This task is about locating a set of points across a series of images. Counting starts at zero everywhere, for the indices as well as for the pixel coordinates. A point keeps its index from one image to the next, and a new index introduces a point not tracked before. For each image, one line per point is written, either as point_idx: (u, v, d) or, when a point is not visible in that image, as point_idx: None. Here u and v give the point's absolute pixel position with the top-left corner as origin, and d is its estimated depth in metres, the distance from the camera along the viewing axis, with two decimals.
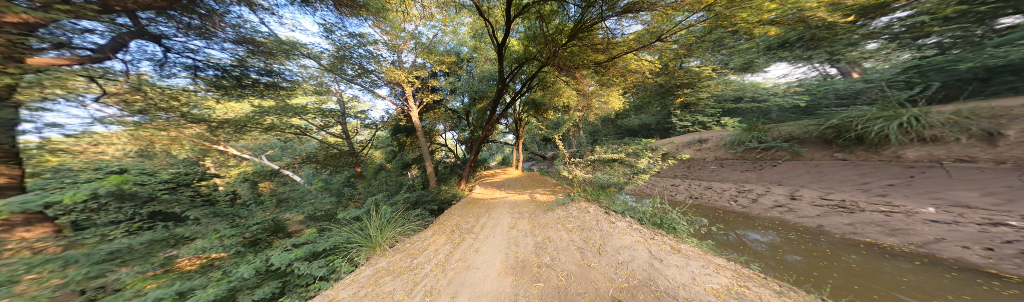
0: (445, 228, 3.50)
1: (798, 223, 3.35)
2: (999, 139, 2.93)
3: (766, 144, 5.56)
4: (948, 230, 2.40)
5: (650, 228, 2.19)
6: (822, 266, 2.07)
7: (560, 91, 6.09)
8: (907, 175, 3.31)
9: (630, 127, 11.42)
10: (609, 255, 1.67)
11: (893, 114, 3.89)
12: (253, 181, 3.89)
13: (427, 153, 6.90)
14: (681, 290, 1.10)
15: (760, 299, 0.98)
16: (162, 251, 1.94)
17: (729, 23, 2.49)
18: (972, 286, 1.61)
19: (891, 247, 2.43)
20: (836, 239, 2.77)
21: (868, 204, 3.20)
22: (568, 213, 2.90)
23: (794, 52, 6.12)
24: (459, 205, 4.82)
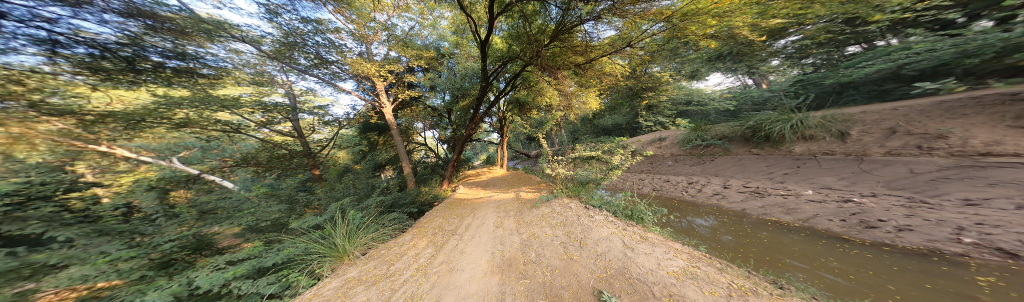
0: (426, 230, 3.38)
1: (729, 208, 4.18)
2: (847, 137, 4.24)
3: (706, 142, 6.63)
4: (819, 207, 3.31)
5: (622, 219, 2.50)
6: (744, 242, 2.67)
7: (542, 91, 6.23)
8: (796, 166, 4.44)
9: (604, 126, 12.39)
10: (589, 248, 1.86)
11: (787, 117, 5.11)
12: (171, 191, 3.18)
13: (402, 152, 6.39)
14: (650, 276, 1.32)
15: (707, 277, 1.25)
16: (11, 287, 1.32)
17: (682, 34, 2.84)
18: (835, 249, 2.34)
19: (787, 223, 3.23)
20: (754, 219, 3.56)
21: (772, 189, 4.18)
22: (552, 209, 3.09)
23: (726, 64, 7.44)
24: (442, 207, 4.68)
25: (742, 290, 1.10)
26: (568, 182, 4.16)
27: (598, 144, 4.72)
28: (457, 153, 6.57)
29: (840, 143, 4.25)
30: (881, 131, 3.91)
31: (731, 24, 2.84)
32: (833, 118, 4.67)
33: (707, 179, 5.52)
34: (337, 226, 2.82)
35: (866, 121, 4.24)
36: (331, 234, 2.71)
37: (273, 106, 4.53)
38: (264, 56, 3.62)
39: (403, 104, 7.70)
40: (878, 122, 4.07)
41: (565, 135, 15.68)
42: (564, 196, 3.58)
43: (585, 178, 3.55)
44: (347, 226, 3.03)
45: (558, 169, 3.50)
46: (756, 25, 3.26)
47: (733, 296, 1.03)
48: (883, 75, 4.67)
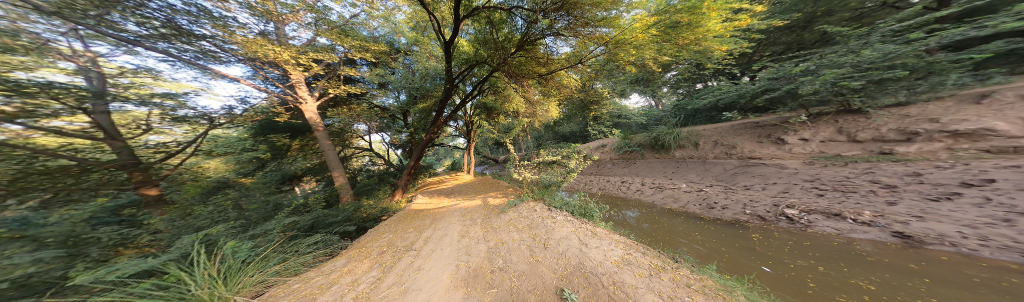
0: (369, 250, 2.82)
1: (645, 200, 5.70)
2: (697, 146, 6.87)
3: (630, 148, 8.52)
4: (689, 195, 5.05)
5: (577, 217, 2.95)
6: (655, 227, 3.74)
7: (509, 99, 6.32)
8: (678, 166, 6.62)
9: (563, 133, 13.93)
10: (552, 248, 2.11)
11: (672, 130, 7.45)
12: None
13: (330, 160, 4.92)
14: (599, 267, 1.67)
15: (636, 262, 1.70)
16: None
17: (617, 58, 3.56)
18: (699, 226, 3.67)
19: (675, 209, 4.77)
20: (658, 208, 5.02)
21: (666, 184, 5.98)
22: (518, 214, 3.24)
23: (641, 87, 9.95)
24: (393, 220, 4.02)
25: (657, 268, 1.61)
26: (534, 186, 4.49)
27: (560, 149, 5.29)
28: (415, 159, 5.91)
29: (696, 151, 6.76)
30: (711, 144, 6.67)
31: (645, 56, 3.80)
32: (692, 132, 7.22)
33: (632, 178, 7.26)
34: (203, 264, 1.68)
35: (707, 137, 6.87)
36: (184, 280, 1.53)
37: (54, 90, 1.53)
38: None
39: (337, 101, 6.10)
40: (710, 138, 6.83)
41: (530, 140, 16.68)
42: (530, 200, 3.85)
43: (548, 182, 3.96)
44: (228, 261, 1.94)
45: (524, 173, 3.76)
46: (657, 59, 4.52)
47: (651, 276, 1.51)
48: (712, 104, 7.50)
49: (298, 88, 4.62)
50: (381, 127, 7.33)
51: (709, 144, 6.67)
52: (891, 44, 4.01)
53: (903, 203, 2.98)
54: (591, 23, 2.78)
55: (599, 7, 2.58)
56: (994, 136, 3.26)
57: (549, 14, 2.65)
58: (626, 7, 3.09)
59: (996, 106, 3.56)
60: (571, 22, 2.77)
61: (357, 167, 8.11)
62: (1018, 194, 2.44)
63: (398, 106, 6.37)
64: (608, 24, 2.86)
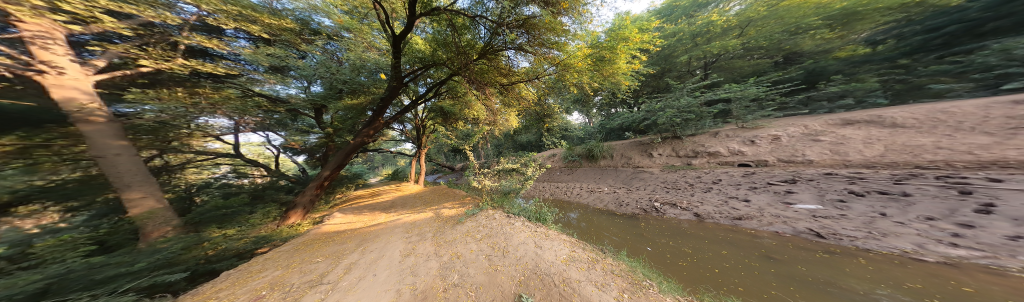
0: (234, 297, 1.81)
1: (579, 201, 7.19)
2: (611, 158, 9.23)
3: (572, 158, 10.25)
4: (606, 195, 6.87)
5: (532, 220, 3.31)
6: (586, 224, 4.77)
7: (470, 104, 6.46)
8: (602, 174, 8.77)
9: (522, 142, 15.52)
10: (510, 254, 2.21)
11: (596, 144, 9.75)
12: None
13: (137, 173, 2.67)
14: (552, 267, 1.91)
15: (577, 258, 2.11)
16: None
17: (568, 79, 4.31)
18: (613, 220, 5.03)
19: (599, 207, 6.31)
20: (588, 208, 6.46)
21: (593, 187, 7.77)
22: (477, 223, 3.23)
23: (578, 106, 12.73)
24: (292, 254, 2.88)
25: (593, 262, 2.08)
26: (494, 194, 4.67)
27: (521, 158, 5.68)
28: (333, 170, 5.68)
29: (611, 160, 9.17)
30: (619, 155, 9.15)
31: (584, 83, 4.82)
32: (608, 146, 9.68)
33: (575, 184, 8.75)
34: None
35: (617, 150, 9.31)
36: None
37: None
38: None
39: (153, 78, 3.44)
40: (619, 150, 9.32)
41: (489, 148, 17.02)
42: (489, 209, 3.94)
43: (507, 190, 4.25)
44: None
45: (484, 181, 3.94)
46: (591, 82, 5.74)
47: (589, 268, 1.91)
48: (618, 126, 10.47)
49: (32, 46, 2.14)
50: (262, 122, 4.96)
51: (617, 156, 9.12)
52: (688, 99, 7.37)
53: (696, 194, 5.54)
54: (547, 45, 3.44)
55: (554, 34, 3.27)
56: (719, 155, 6.76)
57: (511, 29, 3.18)
58: (572, 38, 3.73)
59: (721, 139, 7.20)
60: (532, 41, 3.38)
61: (197, 183, 4.15)
62: (728, 187, 5.43)
63: (309, 98, 5.16)
64: (557, 49, 3.55)
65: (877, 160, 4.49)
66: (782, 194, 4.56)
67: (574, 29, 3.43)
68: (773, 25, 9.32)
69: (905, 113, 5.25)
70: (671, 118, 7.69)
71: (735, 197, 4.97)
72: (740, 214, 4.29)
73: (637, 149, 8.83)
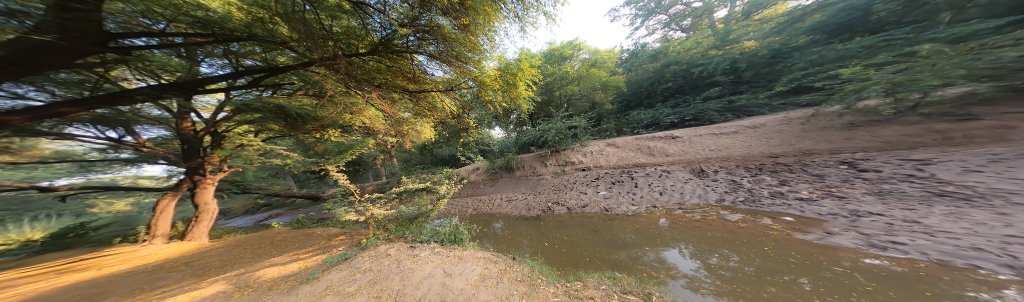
0: None
1: (496, 213, 7.90)
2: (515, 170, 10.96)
3: (494, 170, 11.33)
4: (514, 203, 8.17)
5: (447, 245, 2.95)
6: (505, 235, 5.47)
7: (364, 111, 5.47)
8: (513, 186, 10.24)
9: (443, 155, 14.43)
10: (406, 297, 1.69)
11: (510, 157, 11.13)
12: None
13: None
14: (460, 296, 1.68)
15: (488, 278, 2.02)
16: None
17: (488, 96, 4.66)
18: (523, 225, 6.14)
19: (511, 215, 7.37)
20: (502, 218, 7.35)
21: (504, 198, 8.85)
22: (355, 269, 2.31)
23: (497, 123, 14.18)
24: None
25: (501, 277, 2.09)
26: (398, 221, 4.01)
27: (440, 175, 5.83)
28: None
29: (517, 171, 10.90)
30: (525, 166, 10.96)
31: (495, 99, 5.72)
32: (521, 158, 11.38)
33: (495, 195, 9.61)
34: None
35: (526, 162, 11.16)
36: None
37: None
38: None
39: None
40: (525, 162, 11.14)
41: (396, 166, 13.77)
42: (385, 242, 3.29)
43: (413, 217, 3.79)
44: None
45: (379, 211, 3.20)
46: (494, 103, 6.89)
47: (496, 284, 1.92)
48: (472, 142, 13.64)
49: None
50: None
51: (527, 167, 10.90)
52: (557, 128, 10.63)
53: (563, 193, 8.19)
54: (464, 60, 3.64)
55: (469, 50, 3.48)
56: (574, 163, 10.10)
57: (417, 34, 3.07)
58: (489, 58, 4.10)
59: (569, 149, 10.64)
60: (446, 52, 3.45)
61: None
62: (577, 184, 8.45)
63: None
64: (472, 65, 3.78)
65: (625, 163, 8.98)
66: (597, 185, 7.91)
67: (489, 56, 3.94)
68: (588, 83, 15.24)
69: (630, 139, 9.96)
70: (556, 135, 10.61)
71: (581, 192, 7.80)
72: (584, 203, 6.81)
73: (536, 159, 11.13)
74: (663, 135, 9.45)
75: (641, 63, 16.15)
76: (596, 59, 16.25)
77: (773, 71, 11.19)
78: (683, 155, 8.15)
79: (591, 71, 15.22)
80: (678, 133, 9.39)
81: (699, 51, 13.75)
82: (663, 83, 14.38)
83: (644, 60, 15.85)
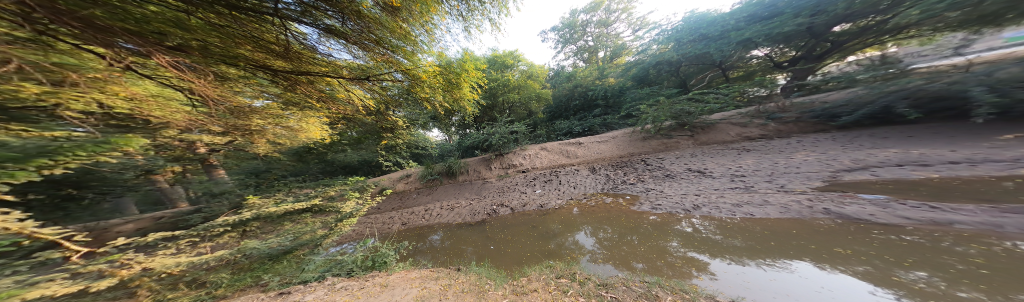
0: None
1: (433, 224, 7.22)
2: (454, 176, 10.55)
3: (432, 176, 10.52)
4: (453, 210, 7.87)
5: (363, 273, 3.34)
6: (429, 248, 5.56)
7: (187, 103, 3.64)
8: (454, 191, 9.84)
9: (348, 161, 11.13)
10: None
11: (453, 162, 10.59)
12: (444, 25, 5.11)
13: None
14: None
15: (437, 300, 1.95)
16: None
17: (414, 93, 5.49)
18: (453, 230, 6.46)
19: (449, 223, 7.02)
20: (432, 225, 7.13)
21: (442, 206, 8.31)
22: None
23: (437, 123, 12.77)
24: None
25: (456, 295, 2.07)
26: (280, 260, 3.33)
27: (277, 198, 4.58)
28: None
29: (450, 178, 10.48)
30: (467, 171, 10.73)
31: (433, 104, 6.51)
32: (466, 162, 11.13)
33: (432, 204, 8.74)
34: None
35: (471, 166, 10.98)
36: None
37: None
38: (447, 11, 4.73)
39: None
40: (467, 166, 10.91)
41: None
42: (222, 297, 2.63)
43: (274, 254, 3.22)
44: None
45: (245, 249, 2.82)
46: (438, 105, 6.82)
47: None
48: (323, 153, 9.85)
49: None
50: None
51: (472, 172, 10.73)
52: (497, 134, 11.11)
53: (489, 195, 8.86)
54: (387, 47, 3.99)
55: (397, 36, 3.99)
56: (495, 161, 11.03)
57: (327, 14, 3.14)
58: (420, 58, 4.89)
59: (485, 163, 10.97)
60: (361, 34, 3.62)
61: None
62: (515, 185, 9.30)
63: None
64: (402, 56, 4.33)
65: (552, 163, 10.64)
66: (522, 183, 9.28)
67: (421, 52, 4.67)
68: (526, 93, 16.85)
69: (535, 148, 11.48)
70: (500, 138, 11.04)
71: (522, 192, 8.59)
72: (525, 202, 7.52)
73: (479, 162, 11.20)
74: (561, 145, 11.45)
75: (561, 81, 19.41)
76: (532, 72, 17.85)
77: (619, 101, 15.59)
78: (587, 156, 10.50)
79: (525, 82, 16.79)
80: (579, 141, 11.62)
81: (593, 78, 17.49)
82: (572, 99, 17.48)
83: (563, 79, 19.17)
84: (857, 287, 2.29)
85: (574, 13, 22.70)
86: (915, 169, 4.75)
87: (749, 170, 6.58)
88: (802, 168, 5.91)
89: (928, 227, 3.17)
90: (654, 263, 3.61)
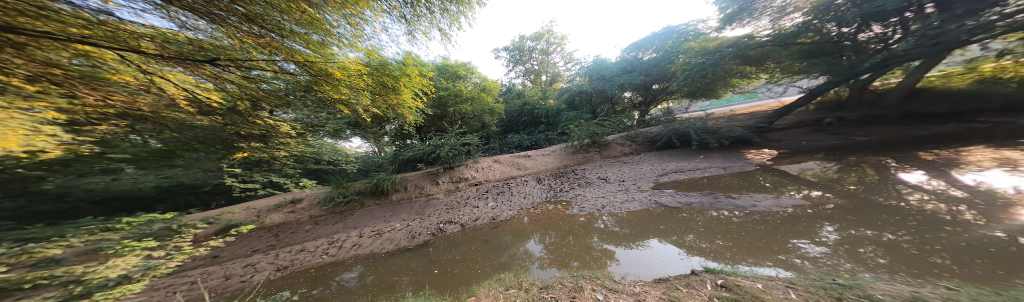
0: None
1: (347, 258, 5.41)
2: (385, 195, 8.90)
3: (347, 198, 8.37)
4: (380, 236, 6.31)
5: None
6: (336, 293, 4.05)
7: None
8: (384, 213, 8.12)
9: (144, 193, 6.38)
10: None
11: (388, 177, 9.10)
12: (385, 24, 4.38)
13: None
14: None
15: None
16: None
17: (318, 87, 4.37)
18: (377, 262, 5.07)
19: (373, 254, 5.46)
20: (346, 259, 5.35)
21: (368, 233, 6.63)
22: None
23: (364, 134, 10.34)
24: None
25: None
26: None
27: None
28: None
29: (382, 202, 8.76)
30: (403, 188, 9.27)
31: (353, 108, 5.44)
32: (403, 178, 9.61)
33: (345, 234, 6.68)
34: None
35: (411, 181, 9.60)
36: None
37: None
38: (390, 15, 4.26)
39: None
40: (405, 181, 9.45)
41: None
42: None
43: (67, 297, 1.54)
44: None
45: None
46: (360, 111, 5.74)
47: None
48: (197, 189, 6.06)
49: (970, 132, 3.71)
50: None
51: (412, 188, 9.39)
52: (445, 146, 10.20)
53: (432, 213, 7.74)
54: (267, 27, 2.89)
55: (295, 22, 3.08)
56: (440, 174, 10.02)
57: None
58: (337, 54, 4.05)
59: (429, 178, 9.89)
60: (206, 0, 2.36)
61: None
62: (463, 199, 8.64)
63: None
64: (304, 45, 3.43)
65: (503, 176, 10.54)
66: (467, 197, 8.72)
67: (337, 46, 3.82)
68: (479, 105, 16.58)
69: (491, 161, 11.22)
70: (449, 152, 10.10)
71: (474, 206, 7.88)
72: (475, 216, 6.93)
73: (424, 178, 9.89)
74: (507, 157, 11.76)
75: (511, 97, 20.40)
76: (485, 84, 17.56)
77: (557, 121, 17.80)
78: (534, 168, 11.20)
79: (478, 94, 16.43)
80: (528, 153, 12.38)
81: (537, 97, 19.49)
82: (521, 116, 18.71)
83: (512, 95, 20.27)
84: (670, 252, 3.93)
85: (522, 39, 25.38)
86: (680, 173, 8.32)
87: (626, 175, 8.95)
88: (643, 174, 8.77)
89: (685, 206, 5.70)
90: (585, 259, 4.08)
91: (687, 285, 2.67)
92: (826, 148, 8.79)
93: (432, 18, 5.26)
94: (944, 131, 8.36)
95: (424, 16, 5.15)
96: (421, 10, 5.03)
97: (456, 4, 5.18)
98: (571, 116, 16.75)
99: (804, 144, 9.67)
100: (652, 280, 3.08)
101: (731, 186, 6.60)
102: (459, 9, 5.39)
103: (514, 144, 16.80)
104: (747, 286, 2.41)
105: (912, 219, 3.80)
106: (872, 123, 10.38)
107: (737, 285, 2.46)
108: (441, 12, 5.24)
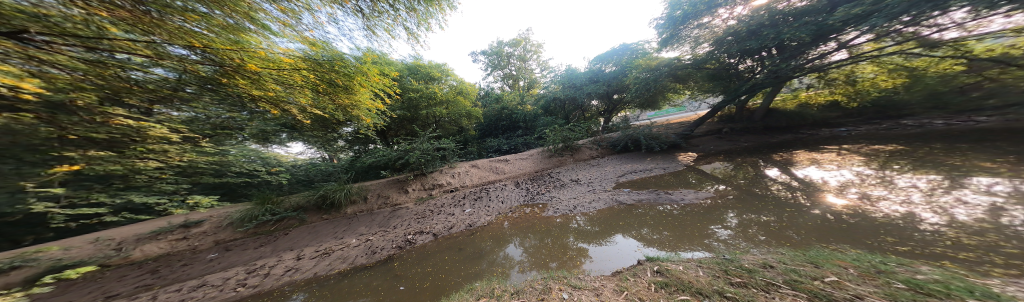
0: None
1: (280, 286, 4.34)
2: (336, 208, 7.66)
3: (279, 215, 6.90)
4: (328, 256, 5.32)
5: None
6: None
7: None
8: (338, 228, 6.92)
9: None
10: None
11: (341, 187, 7.92)
12: (331, 15, 3.90)
13: None
14: None
15: None
16: None
17: (234, 80, 3.54)
18: (321, 286, 4.18)
19: (320, 277, 4.54)
20: (278, 287, 4.30)
21: (312, 253, 5.49)
22: None
23: (311, 136, 8.80)
24: None
25: None
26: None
27: None
28: None
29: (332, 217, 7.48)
30: (361, 199, 8.13)
31: (287, 106, 4.59)
32: (362, 187, 8.46)
33: (281, 257, 5.44)
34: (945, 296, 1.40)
35: (372, 191, 8.51)
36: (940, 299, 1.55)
37: None
38: (338, 5, 3.76)
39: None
40: (365, 191, 8.34)
41: None
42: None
43: None
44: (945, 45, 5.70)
45: None
46: (297, 109, 4.86)
47: None
48: None
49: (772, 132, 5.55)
50: None
51: (373, 198, 8.32)
52: (415, 150, 9.39)
53: (397, 224, 6.88)
54: None
55: None
56: (409, 181, 9.14)
57: None
58: (260, 42, 3.35)
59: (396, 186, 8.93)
60: None
61: None
62: (435, 206, 7.97)
63: None
64: (207, 26, 2.73)
65: (480, 182, 10.16)
66: (436, 205, 8.07)
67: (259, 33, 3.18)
68: (456, 109, 15.90)
69: (466, 166, 10.76)
70: (419, 158, 9.23)
71: (448, 213, 7.31)
72: (450, 224, 6.42)
73: (391, 187, 8.89)
74: (483, 162, 11.39)
75: (489, 102, 20.22)
76: (462, 87, 16.76)
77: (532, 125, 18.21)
78: (511, 172, 11.12)
79: (455, 97, 15.68)
80: (506, 158, 12.24)
81: (516, 102, 19.61)
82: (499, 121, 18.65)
83: (491, 99, 20.17)
84: (628, 244, 4.25)
85: (500, 44, 25.80)
86: (634, 174, 9.28)
87: (594, 177, 9.56)
88: (605, 175, 9.54)
89: (638, 203, 6.28)
90: (562, 259, 4.07)
91: (634, 274, 2.84)
92: (725, 152, 11.10)
93: (396, 17, 4.88)
94: (785, 139, 11.52)
95: (387, 13, 4.74)
96: (382, 6, 4.61)
97: (424, 4, 4.90)
98: (547, 123, 17.40)
99: (712, 148, 11.99)
100: (612, 273, 3.22)
101: (671, 183, 7.59)
102: (428, 11, 5.12)
103: (490, 150, 16.55)
104: (674, 268, 2.70)
105: (773, 205, 5.00)
106: (749, 132, 13.50)
107: (667, 269, 2.73)
108: (406, 12, 4.89)
